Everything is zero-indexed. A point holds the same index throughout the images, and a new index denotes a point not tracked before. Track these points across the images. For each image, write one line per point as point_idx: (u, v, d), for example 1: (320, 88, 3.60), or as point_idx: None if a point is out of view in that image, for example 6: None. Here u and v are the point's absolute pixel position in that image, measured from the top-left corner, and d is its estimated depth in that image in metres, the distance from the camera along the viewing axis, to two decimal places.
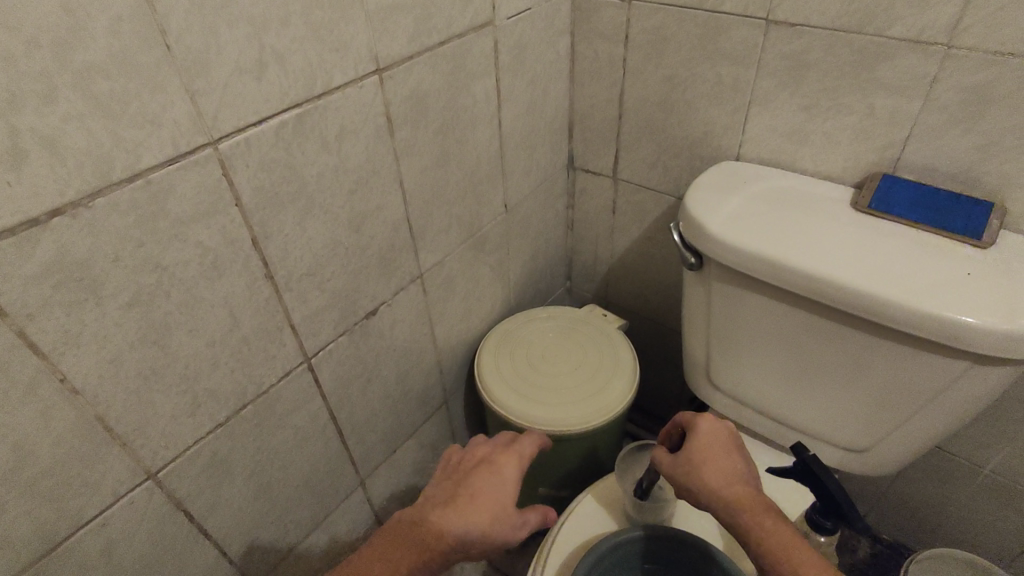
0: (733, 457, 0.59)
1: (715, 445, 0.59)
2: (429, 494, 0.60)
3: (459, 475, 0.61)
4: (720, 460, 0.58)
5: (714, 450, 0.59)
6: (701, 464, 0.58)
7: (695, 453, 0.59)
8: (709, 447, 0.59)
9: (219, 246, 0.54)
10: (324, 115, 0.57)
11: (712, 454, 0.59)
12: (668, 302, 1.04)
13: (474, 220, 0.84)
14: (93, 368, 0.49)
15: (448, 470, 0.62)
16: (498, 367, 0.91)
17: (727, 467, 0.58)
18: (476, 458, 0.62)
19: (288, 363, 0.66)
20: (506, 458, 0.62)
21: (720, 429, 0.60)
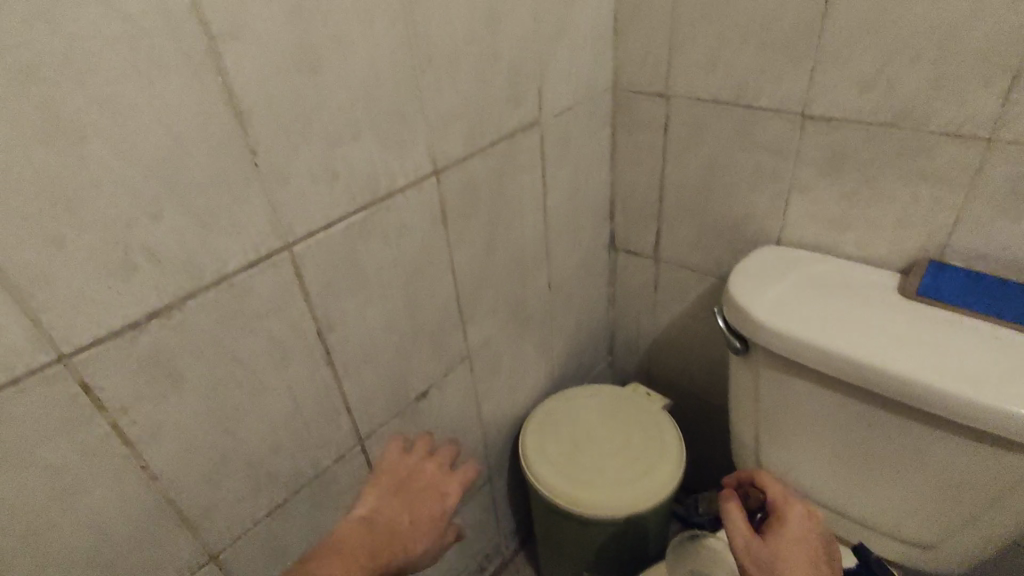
0: (813, 549, 0.63)
1: (800, 539, 0.63)
2: (387, 512, 0.66)
3: (411, 508, 0.67)
4: (802, 551, 0.62)
5: (796, 540, 0.63)
6: (785, 549, 0.62)
7: (785, 543, 0.63)
8: (792, 540, 0.63)
9: (288, 337, 0.57)
10: (386, 214, 0.61)
11: (795, 544, 0.63)
12: (713, 378, 1.03)
13: (520, 301, 0.87)
14: (171, 454, 0.52)
15: (411, 490, 0.68)
16: (542, 445, 0.91)
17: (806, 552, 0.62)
18: (413, 482, 0.69)
19: (342, 445, 0.69)
20: (445, 480, 0.69)
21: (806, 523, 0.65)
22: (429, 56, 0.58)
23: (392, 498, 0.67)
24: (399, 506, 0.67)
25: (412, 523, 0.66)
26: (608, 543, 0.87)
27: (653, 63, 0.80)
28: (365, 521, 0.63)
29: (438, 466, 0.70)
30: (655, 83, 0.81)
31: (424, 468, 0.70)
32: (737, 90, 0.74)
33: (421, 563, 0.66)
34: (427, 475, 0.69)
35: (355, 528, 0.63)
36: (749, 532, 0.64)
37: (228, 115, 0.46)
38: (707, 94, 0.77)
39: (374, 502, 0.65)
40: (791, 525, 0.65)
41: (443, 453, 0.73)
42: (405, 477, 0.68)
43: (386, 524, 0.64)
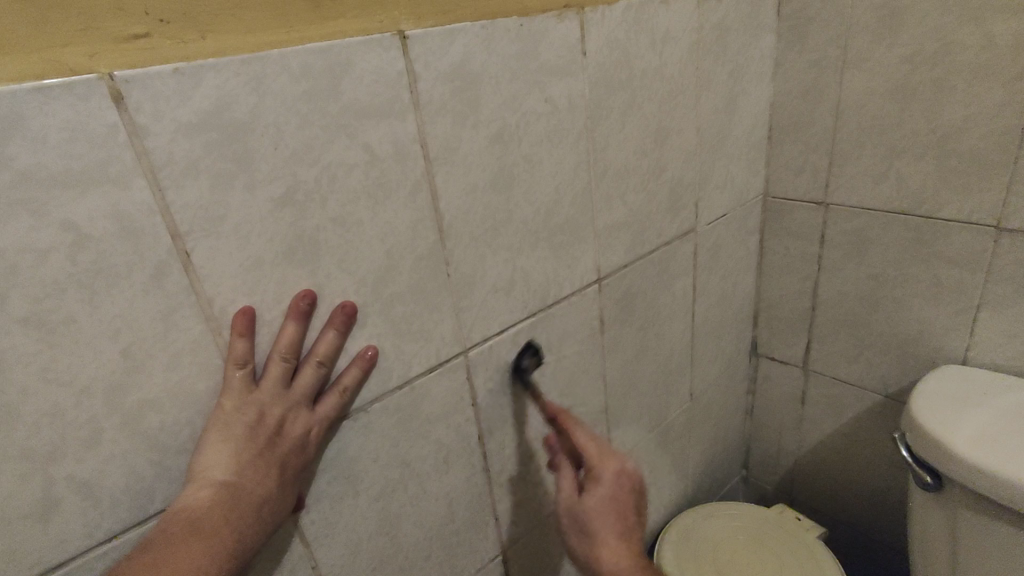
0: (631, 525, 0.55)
1: (607, 504, 0.55)
2: (257, 450, 0.40)
3: (286, 430, 0.42)
4: (616, 528, 0.54)
5: (602, 522, 0.54)
6: (591, 518, 0.55)
7: (590, 508, 0.55)
8: (603, 502, 0.55)
9: (453, 441, 0.57)
10: (552, 320, 0.62)
11: (598, 518, 0.55)
12: (873, 506, 0.92)
13: (661, 408, 0.83)
14: (338, 557, 0.52)
15: (259, 419, 0.40)
16: (681, 571, 0.83)
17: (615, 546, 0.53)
18: (299, 424, 0.43)
19: (486, 555, 0.66)
20: (305, 411, 0.43)
21: (614, 477, 0.56)
22: (603, 171, 0.60)
23: (259, 403, 0.40)
24: (274, 404, 0.41)
25: (281, 462, 0.42)
26: None
27: (810, 172, 0.79)
28: (232, 491, 0.39)
29: (311, 370, 0.43)
30: (812, 191, 0.79)
31: (283, 388, 0.42)
32: (911, 200, 0.70)
33: (280, 514, 0.42)
34: (279, 387, 0.41)
35: (211, 467, 0.39)
36: (573, 498, 0.56)
37: (432, 229, 0.49)
38: (874, 203, 0.74)
39: (230, 409, 0.40)
40: (600, 483, 0.56)
41: (319, 347, 0.44)
42: (268, 388, 0.41)
43: (256, 444, 0.40)
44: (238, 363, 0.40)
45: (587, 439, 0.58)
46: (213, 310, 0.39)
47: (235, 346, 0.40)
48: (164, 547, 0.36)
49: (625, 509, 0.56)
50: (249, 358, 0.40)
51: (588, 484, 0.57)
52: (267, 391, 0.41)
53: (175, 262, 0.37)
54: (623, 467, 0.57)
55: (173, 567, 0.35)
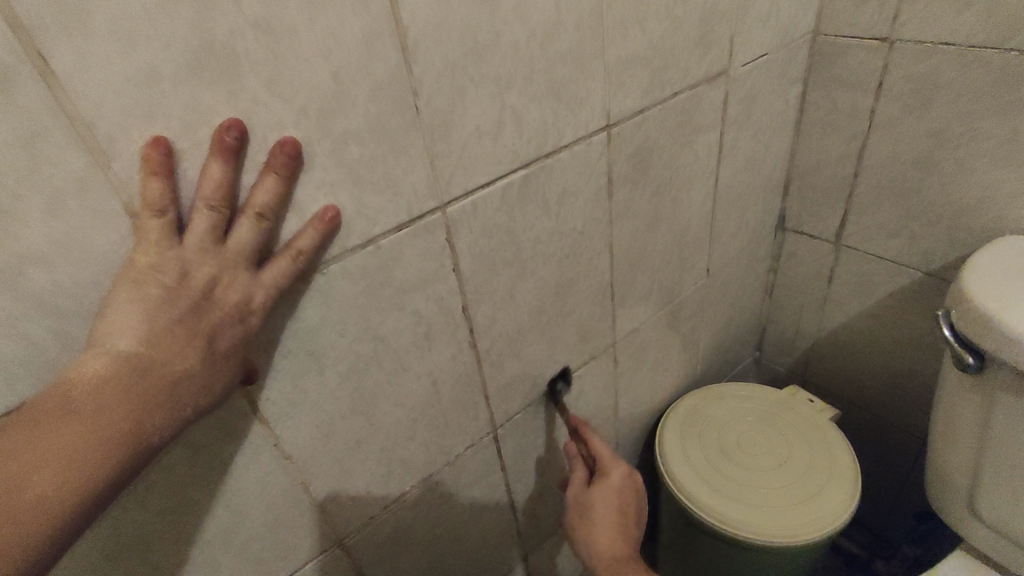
0: (624, 521, 0.62)
1: (609, 502, 0.63)
2: (178, 318, 0.32)
3: (228, 296, 0.34)
4: (614, 526, 0.62)
5: (603, 517, 0.62)
6: (594, 507, 0.63)
7: (595, 501, 0.64)
8: (606, 494, 0.64)
9: (434, 314, 0.51)
10: (549, 176, 0.52)
11: (597, 509, 0.63)
12: (893, 389, 0.87)
13: (673, 286, 0.76)
14: (305, 435, 0.47)
15: (198, 280, 0.33)
16: (684, 451, 0.81)
17: (608, 529, 0.61)
18: (247, 291, 0.35)
19: (476, 435, 0.62)
20: (246, 277, 0.35)
21: (623, 475, 0.65)
22: None
23: (198, 258, 0.33)
24: (222, 261, 0.34)
25: (213, 334, 0.34)
26: (754, 567, 0.77)
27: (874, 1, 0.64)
28: (139, 362, 0.31)
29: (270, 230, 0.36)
30: (873, 26, 0.65)
31: (240, 246, 0.34)
32: (1000, 30, 0.57)
33: (212, 393, 0.35)
34: (240, 241, 0.34)
35: (121, 331, 0.31)
36: (580, 492, 0.66)
37: (394, 48, 0.38)
38: (950, 38, 0.60)
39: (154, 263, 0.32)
40: (607, 477, 0.65)
41: (270, 204, 0.35)
42: (197, 246, 0.33)
43: (174, 308, 0.32)
44: (201, 204, 0.33)
45: (603, 448, 0.67)
46: (96, 137, 0.30)
47: (206, 182, 0.33)
48: (36, 427, 0.28)
49: (625, 503, 0.63)
50: (213, 199, 0.33)
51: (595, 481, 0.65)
52: (206, 247, 0.33)
53: (25, 66, 0.27)
54: (628, 474, 0.65)
55: (44, 448, 0.28)
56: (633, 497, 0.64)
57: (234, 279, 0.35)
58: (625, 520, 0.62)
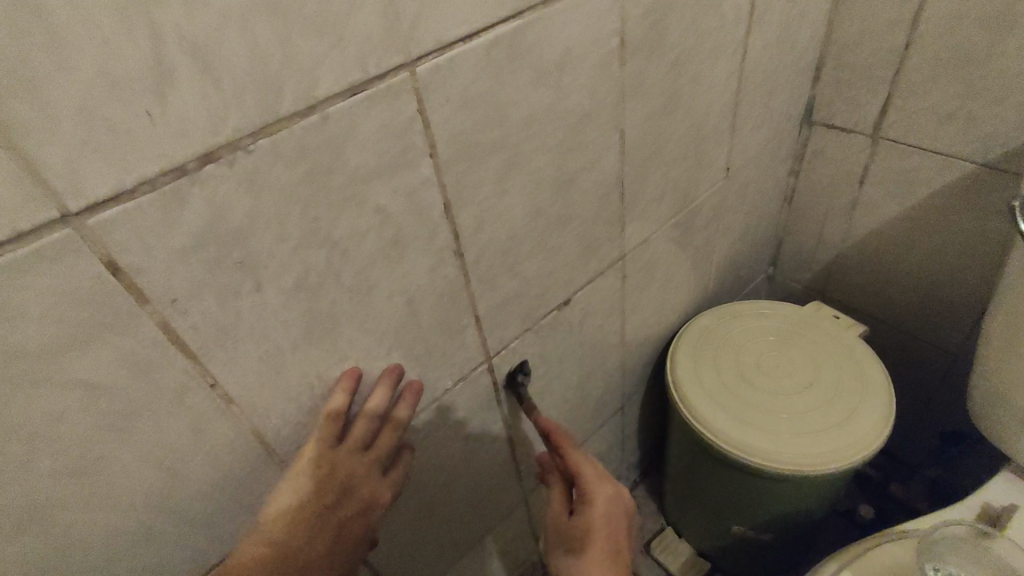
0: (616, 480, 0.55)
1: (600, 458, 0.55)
2: (316, 487, 0.41)
3: (357, 493, 0.43)
4: (619, 477, 0.55)
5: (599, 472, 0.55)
6: (605, 456, 0.56)
7: None
8: None
9: (406, 214, 0.40)
10: (548, 31, 0.41)
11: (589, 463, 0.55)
12: (925, 302, 0.79)
13: (689, 188, 0.65)
14: (247, 369, 0.37)
15: (332, 477, 0.41)
16: (698, 376, 0.72)
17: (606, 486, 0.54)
18: (368, 484, 0.44)
19: (466, 365, 0.53)
20: (357, 458, 0.43)
21: None
22: None
23: (336, 462, 0.41)
24: (354, 461, 0.42)
25: (337, 500, 0.42)
26: (776, 497, 0.70)
27: None
28: (285, 539, 0.39)
29: (385, 448, 0.45)
30: None
31: (358, 453, 0.43)
32: None
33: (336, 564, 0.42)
34: (358, 438, 0.43)
35: (291, 500, 0.40)
36: (595, 424, 0.57)
37: None
38: None
39: (310, 456, 0.41)
40: None
41: (390, 443, 0.45)
42: (340, 482, 0.42)
43: (333, 525, 0.41)
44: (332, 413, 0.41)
45: None
46: None
47: (334, 399, 0.42)
48: None
49: (637, 463, 0.56)
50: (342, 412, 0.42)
51: None
52: (346, 451, 0.42)
53: None
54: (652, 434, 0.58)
55: None
56: (646, 467, 0.58)
57: (349, 456, 0.42)
58: (631, 481, 0.55)
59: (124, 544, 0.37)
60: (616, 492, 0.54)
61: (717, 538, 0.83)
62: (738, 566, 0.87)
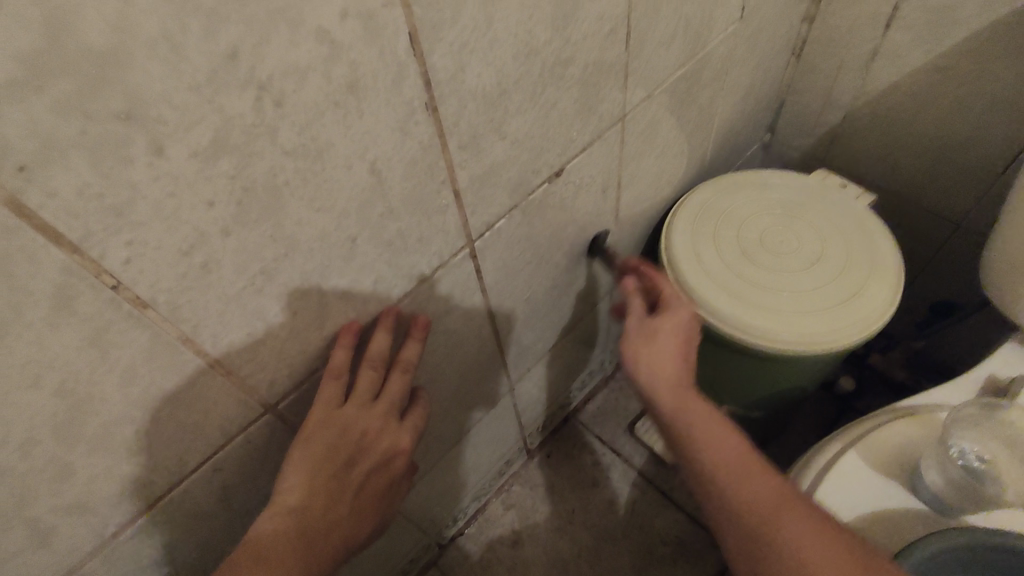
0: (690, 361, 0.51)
1: (676, 333, 0.51)
2: (330, 449, 0.39)
3: (373, 447, 0.42)
4: (675, 353, 0.50)
5: (673, 337, 0.51)
6: (660, 333, 0.51)
7: (665, 322, 0.52)
8: (671, 327, 0.52)
9: (359, 46, 0.29)
10: None
11: (667, 332, 0.51)
12: (936, 168, 0.72)
13: (701, 30, 0.54)
14: (163, 264, 0.28)
15: (344, 437, 0.40)
16: (696, 253, 0.66)
17: (677, 362, 0.50)
18: (384, 435, 0.42)
19: (445, 250, 0.44)
20: (370, 414, 0.41)
21: (688, 320, 0.53)
22: None
23: (345, 421, 0.40)
24: (362, 416, 0.41)
25: (355, 458, 0.41)
26: (772, 377, 0.67)
27: None
28: (304, 505, 0.39)
29: (395, 395, 0.43)
30: None
31: (366, 407, 0.41)
32: None
33: (359, 514, 0.42)
34: (364, 393, 0.41)
35: (301, 468, 0.39)
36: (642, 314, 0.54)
37: None
38: None
39: (316, 421, 0.39)
40: (673, 313, 0.53)
41: (400, 390, 0.43)
42: (351, 442, 0.40)
43: (350, 483, 0.41)
44: (333, 374, 0.39)
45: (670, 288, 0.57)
46: None
47: (334, 357, 0.39)
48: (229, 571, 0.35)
49: (689, 349, 0.52)
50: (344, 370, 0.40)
51: (662, 310, 0.54)
52: (355, 409, 0.40)
53: None
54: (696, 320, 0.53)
55: None
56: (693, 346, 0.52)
57: (363, 412, 0.41)
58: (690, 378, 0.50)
59: (34, 486, 0.30)
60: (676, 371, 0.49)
61: None
62: None
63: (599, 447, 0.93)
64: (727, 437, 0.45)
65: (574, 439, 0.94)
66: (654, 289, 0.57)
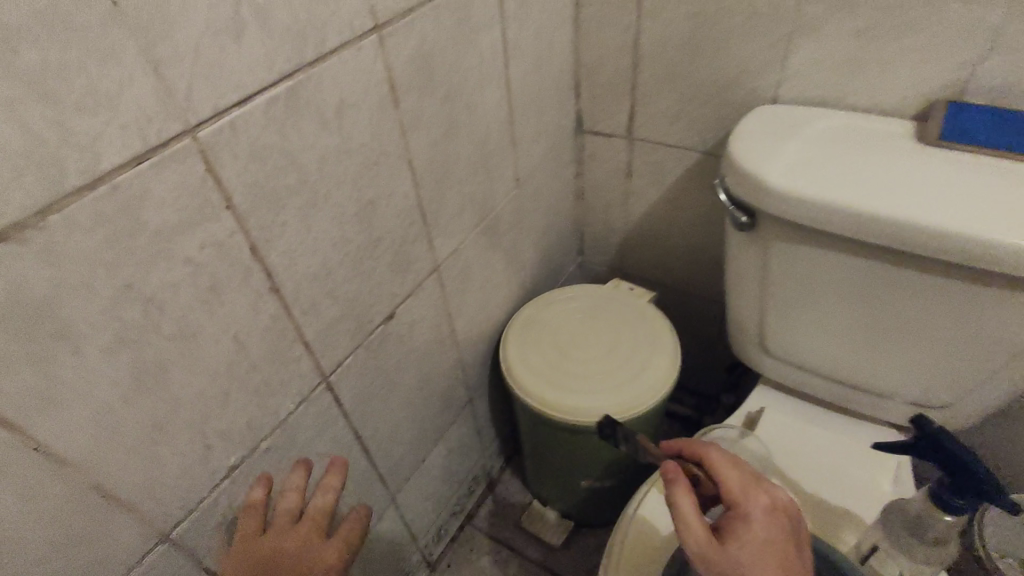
0: (792, 555, 0.47)
1: (762, 543, 0.46)
2: (254, 562, 0.49)
3: (296, 557, 0.49)
4: (782, 535, 0.47)
5: (773, 550, 0.46)
6: (756, 527, 0.47)
7: (756, 506, 0.48)
8: (762, 528, 0.47)
9: (213, 261, 0.44)
10: (319, 86, 0.47)
11: (766, 529, 0.47)
12: (694, 266, 0.97)
13: (486, 199, 0.75)
14: (76, 430, 0.39)
15: (266, 551, 0.49)
16: (526, 359, 0.82)
17: (787, 555, 0.46)
18: (307, 548, 0.50)
19: (304, 388, 0.57)
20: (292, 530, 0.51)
21: (738, 469, 0.51)
22: None
23: (266, 538, 0.50)
24: (282, 532, 0.51)
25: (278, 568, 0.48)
26: (607, 447, 0.83)
27: None
28: None
29: (315, 514, 0.53)
30: None
31: (289, 525, 0.52)
32: None
33: None
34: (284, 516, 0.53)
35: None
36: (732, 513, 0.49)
37: None
38: None
39: (239, 546, 0.50)
40: (744, 505, 0.49)
41: (319, 510, 0.53)
42: (273, 553, 0.49)
43: None
44: (252, 504, 0.53)
45: (721, 460, 0.52)
46: None
47: (253, 495, 0.54)
48: None
49: (786, 528, 0.48)
50: (257, 504, 0.53)
51: (734, 519, 0.48)
52: (274, 528, 0.51)
53: None
54: (768, 496, 0.49)
55: None
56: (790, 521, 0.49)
57: (281, 526, 0.52)
58: (788, 527, 0.48)
59: None
60: (784, 539, 0.47)
61: (574, 495, 0.95)
62: (594, 518, 1.00)
63: (493, 546, 1.02)
64: None
65: (470, 544, 1.02)
66: (710, 472, 0.52)
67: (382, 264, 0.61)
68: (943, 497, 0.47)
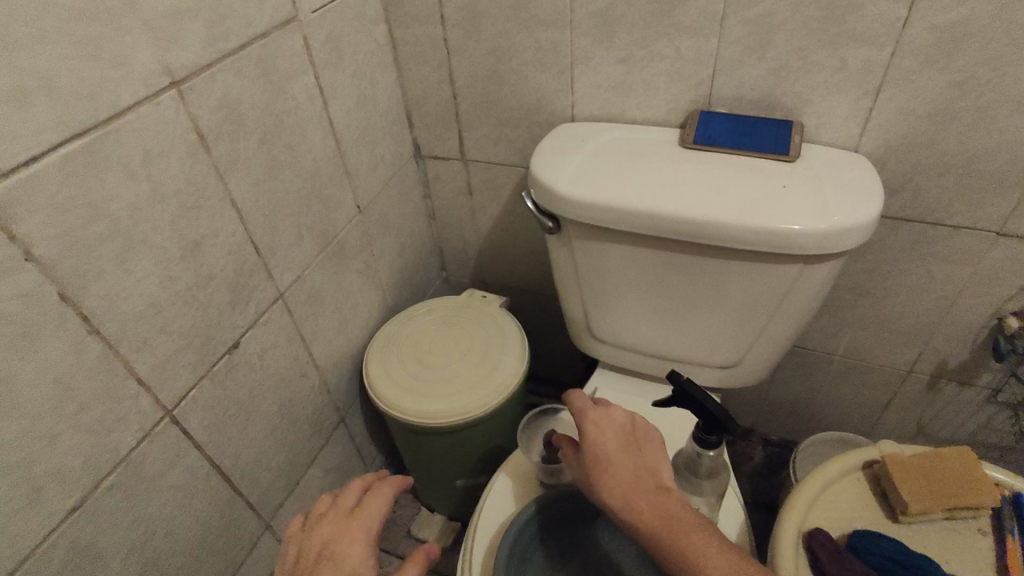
0: (641, 459, 0.55)
1: (607, 448, 0.55)
2: (304, 530, 0.59)
3: (337, 513, 0.60)
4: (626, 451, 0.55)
5: (612, 451, 0.55)
6: (605, 449, 0.55)
7: (597, 435, 0.56)
8: (607, 440, 0.56)
9: (21, 309, 0.46)
10: (120, 139, 0.51)
11: (608, 446, 0.56)
12: (541, 269, 1.07)
13: (327, 228, 0.80)
14: None
15: (327, 527, 0.58)
16: (386, 372, 0.88)
17: (631, 468, 0.54)
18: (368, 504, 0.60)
19: (145, 423, 0.60)
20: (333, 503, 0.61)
21: (599, 426, 0.57)
22: None
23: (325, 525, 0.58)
24: (342, 514, 0.59)
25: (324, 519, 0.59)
26: (472, 444, 0.89)
27: None
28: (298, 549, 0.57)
29: (348, 496, 0.62)
30: None
31: (347, 502, 0.61)
32: None
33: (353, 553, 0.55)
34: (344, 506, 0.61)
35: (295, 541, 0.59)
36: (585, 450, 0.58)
37: None
38: None
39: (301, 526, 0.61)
40: (595, 430, 0.57)
41: (352, 492, 0.62)
42: (333, 510, 0.60)
43: (323, 531, 0.58)
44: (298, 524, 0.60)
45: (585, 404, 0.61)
46: None
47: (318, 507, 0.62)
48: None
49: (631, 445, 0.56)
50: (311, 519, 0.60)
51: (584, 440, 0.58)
52: (336, 514, 0.59)
53: None
54: (612, 413, 0.59)
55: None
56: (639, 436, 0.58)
57: (336, 509, 0.60)
58: (635, 449, 0.56)
59: None
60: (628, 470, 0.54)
61: (455, 496, 1.01)
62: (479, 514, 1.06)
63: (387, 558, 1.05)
64: (660, 512, 0.50)
65: None
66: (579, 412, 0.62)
67: (219, 297, 0.65)
68: (701, 437, 0.57)
